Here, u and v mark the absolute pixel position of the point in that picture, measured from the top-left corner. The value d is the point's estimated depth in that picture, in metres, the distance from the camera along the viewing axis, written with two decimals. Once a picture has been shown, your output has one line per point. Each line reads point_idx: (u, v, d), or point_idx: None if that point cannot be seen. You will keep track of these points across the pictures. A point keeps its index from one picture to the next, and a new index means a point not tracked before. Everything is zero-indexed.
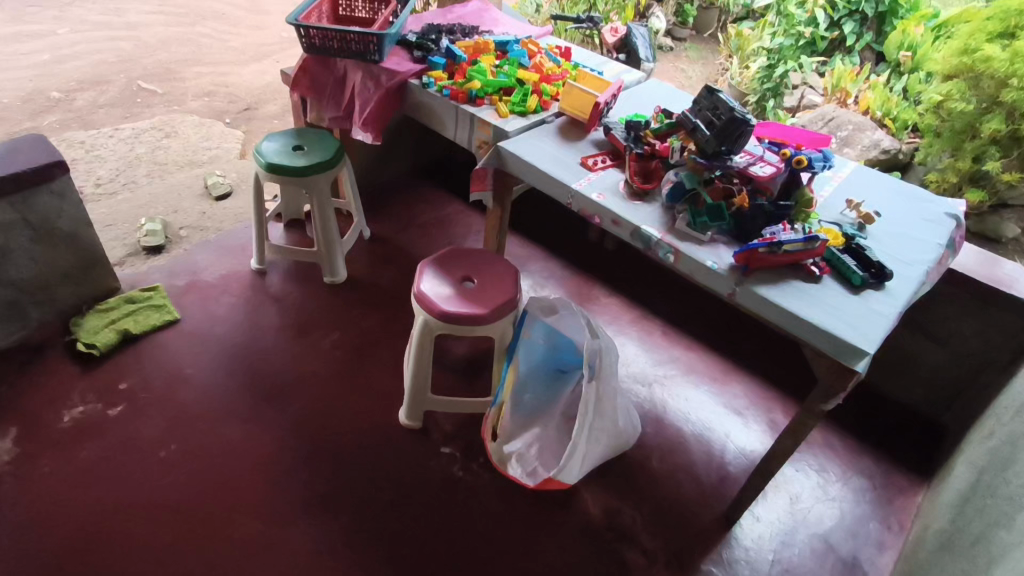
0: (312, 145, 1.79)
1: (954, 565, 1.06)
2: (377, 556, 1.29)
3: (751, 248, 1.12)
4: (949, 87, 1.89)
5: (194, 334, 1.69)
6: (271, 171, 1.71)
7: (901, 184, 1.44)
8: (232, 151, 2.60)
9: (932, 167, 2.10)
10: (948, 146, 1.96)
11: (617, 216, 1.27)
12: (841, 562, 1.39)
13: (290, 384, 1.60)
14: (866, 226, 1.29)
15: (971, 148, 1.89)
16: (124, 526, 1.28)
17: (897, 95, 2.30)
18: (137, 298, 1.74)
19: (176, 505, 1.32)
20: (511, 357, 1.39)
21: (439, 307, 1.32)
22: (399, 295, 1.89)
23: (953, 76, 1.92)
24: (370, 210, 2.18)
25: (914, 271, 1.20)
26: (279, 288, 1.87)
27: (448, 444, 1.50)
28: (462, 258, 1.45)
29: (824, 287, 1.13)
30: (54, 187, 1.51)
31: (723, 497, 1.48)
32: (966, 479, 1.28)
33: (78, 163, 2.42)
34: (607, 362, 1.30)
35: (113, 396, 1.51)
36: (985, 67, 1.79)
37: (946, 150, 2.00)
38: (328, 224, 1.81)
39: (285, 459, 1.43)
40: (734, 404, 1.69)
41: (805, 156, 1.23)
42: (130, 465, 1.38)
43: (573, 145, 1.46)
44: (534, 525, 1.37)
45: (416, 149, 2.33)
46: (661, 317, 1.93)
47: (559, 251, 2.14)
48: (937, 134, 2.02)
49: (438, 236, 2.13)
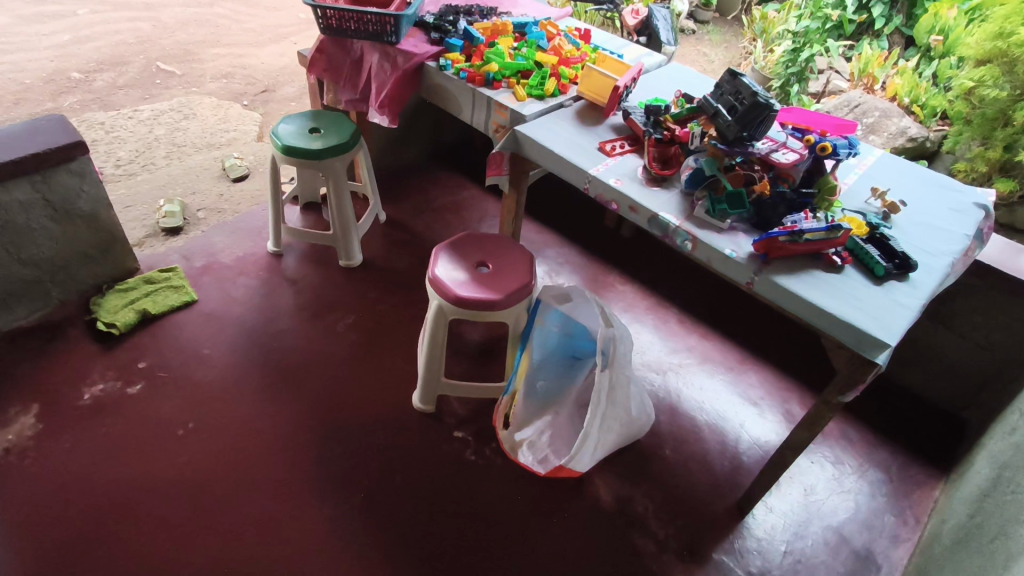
0: (329, 128, 1.79)
1: (971, 561, 1.05)
2: (389, 538, 1.30)
3: (771, 236, 1.09)
4: (982, 73, 1.84)
5: (211, 315, 1.71)
6: (287, 153, 1.71)
7: (928, 172, 1.40)
8: (250, 133, 2.60)
9: (960, 157, 2.05)
10: (978, 133, 1.90)
11: (635, 202, 1.25)
12: (854, 555, 1.37)
13: (305, 365, 1.61)
14: (891, 216, 1.26)
15: (1002, 137, 1.83)
16: (142, 503, 1.30)
17: (927, 81, 2.23)
18: (155, 279, 1.76)
19: (193, 483, 1.35)
20: (525, 345, 1.39)
21: (454, 292, 1.32)
22: (413, 279, 1.89)
23: (986, 61, 1.86)
24: (386, 194, 2.18)
25: (939, 262, 1.17)
26: (295, 270, 1.88)
27: (460, 428, 1.50)
28: (478, 242, 1.44)
29: (846, 277, 1.11)
30: (73, 168, 1.53)
31: (736, 487, 1.47)
32: (986, 474, 1.26)
33: (99, 144, 2.45)
34: (621, 349, 1.29)
35: (132, 375, 1.54)
36: (1020, 52, 1.74)
37: (976, 138, 1.93)
38: (344, 207, 1.81)
39: (300, 440, 1.45)
40: (749, 394, 1.68)
41: (830, 143, 1.20)
42: (148, 443, 1.41)
43: (591, 130, 1.44)
44: (544, 511, 1.37)
45: (433, 132, 2.32)
46: (677, 305, 1.91)
47: (575, 237, 2.12)
48: (968, 121, 1.95)
49: (453, 220, 2.12)
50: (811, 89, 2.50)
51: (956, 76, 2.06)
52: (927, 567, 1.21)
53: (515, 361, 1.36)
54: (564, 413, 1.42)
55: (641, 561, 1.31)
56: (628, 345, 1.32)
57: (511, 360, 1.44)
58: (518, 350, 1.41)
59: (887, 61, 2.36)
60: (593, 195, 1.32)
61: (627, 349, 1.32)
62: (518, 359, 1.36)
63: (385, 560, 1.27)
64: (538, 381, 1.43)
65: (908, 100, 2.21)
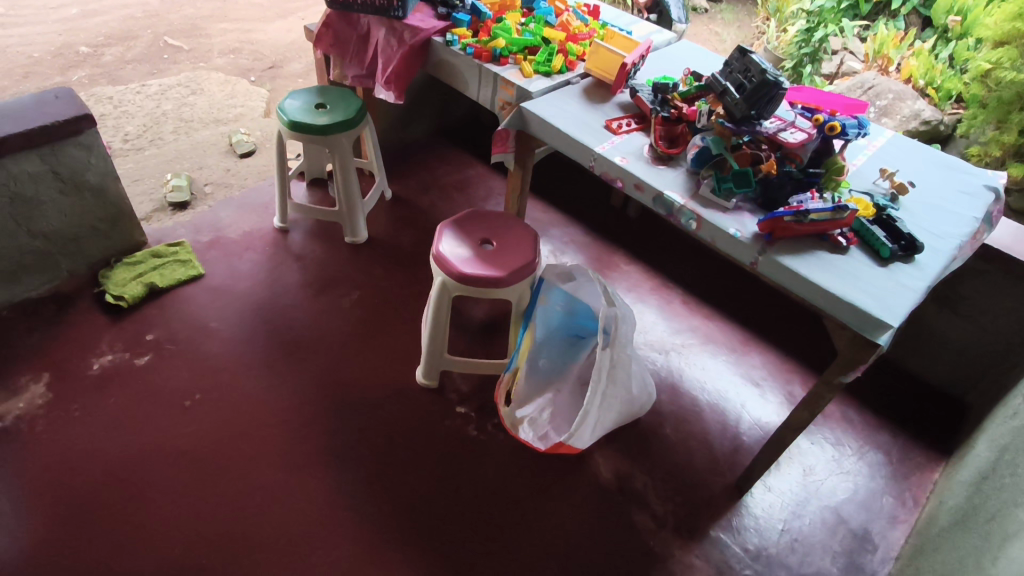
0: (335, 103, 1.78)
1: (966, 541, 1.05)
2: (391, 509, 1.32)
3: (776, 216, 1.09)
4: (1000, 54, 1.83)
5: (218, 289, 1.73)
6: (293, 129, 1.71)
7: (939, 154, 1.38)
8: (257, 109, 2.60)
9: (975, 141, 2.02)
10: (994, 117, 1.87)
11: (640, 180, 1.24)
12: (852, 534, 1.39)
13: (310, 340, 1.62)
14: (899, 197, 1.25)
15: (1017, 120, 1.80)
16: (150, 471, 1.33)
17: (943, 63, 2.19)
18: (163, 253, 1.77)
19: (200, 452, 1.37)
20: (528, 322, 1.40)
21: (457, 268, 1.32)
22: (418, 256, 1.89)
23: (1005, 42, 1.85)
24: (392, 171, 2.17)
25: (946, 244, 1.16)
26: (300, 246, 1.88)
27: (463, 404, 1.52)
28: (483, 220, 1.44)
29: (850, 258, 1.10)
30: (81, 140, 1.53)
31: (735, 466, 1.49)
32: (986, 457, 1.26)
33: (107, 119, 2.45)
34: (623, 328, 1.30)
35: (140, 347, 1.56)
36: None
37: (990, 122, 1.91)
38: (350, 184, 1.81)
39: (304, 413, 1.47)
40: (751, 374, 1.68)
41: (840, 122, 1.18)
42: (156, 413, 1.43)
43: (598, 107, 1.43)
44: (544, 486, 1.39)
45: (439, 109, 2.30)
46: (682, 286, 1.91)
47: (580, 217, 2.11)
48: (983, 104, 1.94)
49: (459, 198, 2.11)
50: (824, 69, 2.45)
51: (974, 58, 2.02)
52: (923, 547, 1.22)
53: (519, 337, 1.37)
54: (566, 391, 1.43)
55: (639, 537, 1.33)
56: (630, 324, 1.34)
57: (514, 337, 1.45)
58: (522, 327, 1.42)
59: (903, 42, 2.32)
60: (599, 173, 1.32)
61: (629, 328, 1.33)
62: (521, 335, 1.37)
63: (387, 531, 1.29)
64: (540, 359, 1.44)
65: (923, 82, 2.17)
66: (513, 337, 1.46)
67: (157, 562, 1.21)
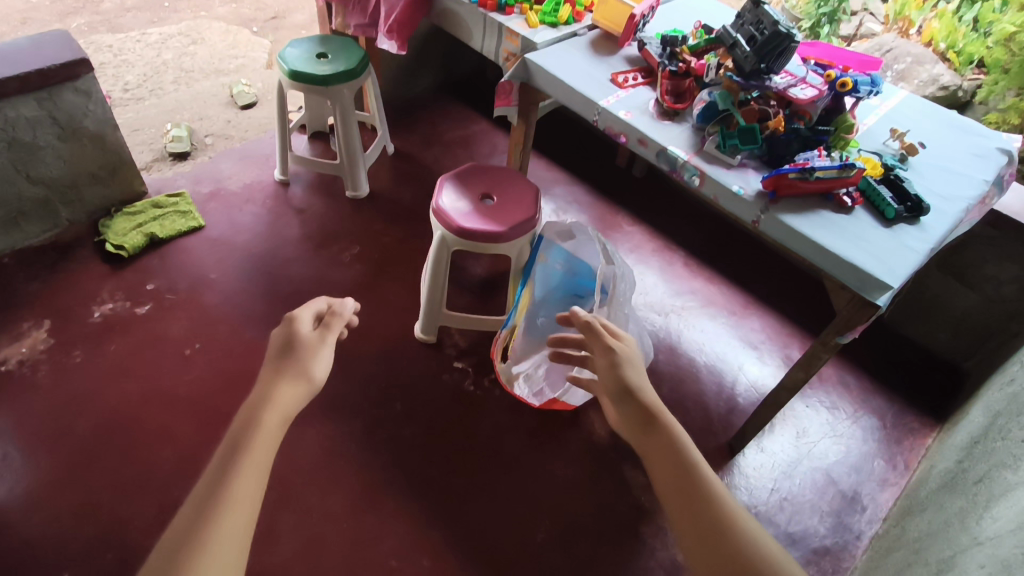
0: (336, 53, 1.74)
1: (953, 502, 1.06)
2: (387, 459, 1.34)
3: (781, 172, 1.07)
4: None
5: (218, 241, 1.72)
6: (294, 79, 1.67)
7: (953, 115, 1.35)
8: (259, 60, 2.55)
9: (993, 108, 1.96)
10: (1015, 83, 1.83)
11: (644, 135, 1.22)
12: (841, 495, 1.40)
13: (309, 293, 1.63)
14: (908, 158, 1.22)
15: None
16: (151, 417, 1.35)
17: (966, 27, 2.08)
18: (163, 203, 1.77)
19: (200, 400, 1.39)
20: (525, 279, 1.39)
21: (459, 223, 1.31)
22: (419, 212, 1.88)
23: None
24: (395, 125, 2.14)
25: (953, 207, 1.14)
26: (301, 199, 1.87)
27: (460, 359, 1.52)
28: (485, 174, 1.42)
29: (854, 218, 1.08)
30: (78, 86, 1.51)
31: (729, 427, 1.50)
32: (979, 422, 1.26)
33: (107, 67, 2.41)
34: (621, 284, 1.32)
35: (141, 296, 1.56)
36: None
37: (1011, 89, 1.87)
38: (350, 137, 1.78)
39: None
40: (750, 337, 1.68)
41: (852, 79, 1.15)
42: (157, 361, 1.44)
43: (604, 60, 1.39)
44: (539, 441, 1.41)
45: (444, 63, 2.25)
46: (684, 248, 1.89)
47: (584, 176, 2.08)
48: (1005, 70, 1.89)
49: (462, 155, 2.09)
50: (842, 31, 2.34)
51: (999, 19, 1.96)
52: (911, 508, 1.23)
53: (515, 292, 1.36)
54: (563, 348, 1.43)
55: (631, 492, 1.35)
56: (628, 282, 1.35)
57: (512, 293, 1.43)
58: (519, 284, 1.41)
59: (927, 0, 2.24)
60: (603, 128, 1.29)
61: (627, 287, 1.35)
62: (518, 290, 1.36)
63: (383, 480, 1.32)
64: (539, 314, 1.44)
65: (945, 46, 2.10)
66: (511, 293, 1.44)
67: (158, 503, 1.24)
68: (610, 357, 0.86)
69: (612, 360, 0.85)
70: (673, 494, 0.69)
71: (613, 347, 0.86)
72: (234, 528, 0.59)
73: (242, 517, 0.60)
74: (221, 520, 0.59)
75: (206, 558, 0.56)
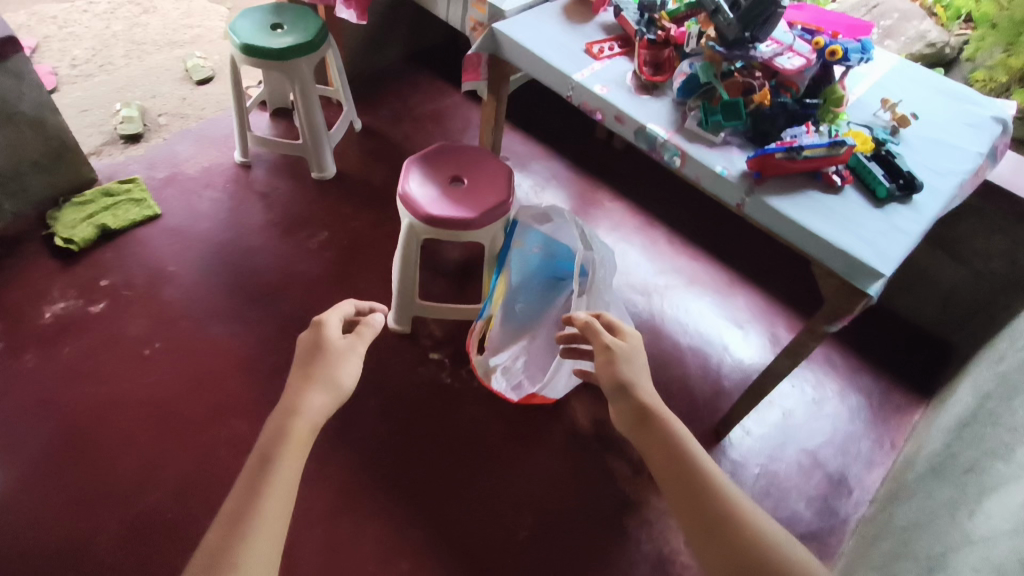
0: (293, 24, 1.62)
1: (943, 491, 1.04)
2: (362, 459, 1.30)
3: (767, 152, 1.00)
4: None
5: (176, 230, 1.63)
6: (247, 53, 1.55)
7: (946, 82, 1.28)
8: (216, 31, 2.40)
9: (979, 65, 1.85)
10: (1003, 39, 1.78)
11: (621, 112, 1.13)
12: (828, 478, 1.38)
13: (276, 284, 1.55)
14: (899, 130, 1.16)
15: None
16: (111, 423, 1.28)
17: None
18: (115, 191, 1.66)
19: (162, 404, 1.32)
20: (499, 266, 1.33)
21: (427, 210, 1.23)
22: (390, 193, 1.79)
23: None
24: (362, 100, 2.02)
25: (945, 183, 1.08)
26: (264, 183, 1.77)
27: (436, 350, 1.47)
28: (454, 155, 1.33)
29: (843, 199, 1.02)
30: (8, 67, 1.38)
31: (714, 411, 1.47)
32: (968, 403, 1.23)
33: (51, 41, 2.25)
34: (601, 267, 1.25)
35: (95, 293, 1.47)
36: None
37: (999, 45, 1.80)
38: (313, 114, 1.68)
39: (271, 361, 1.41)
40: (735, 316, 1.64)
41: (842, 47, 1.08)
42: (114, 363, 1.37)
43: (578, 28, 1.29)
44: (519, 434, 1.36)
45: (412, 30, 2.12)
46: (667, 224, 1.83)
47: (563, 150, 2.00)
48: (993, 27, 1.83)
49: (434, 130, 1.99)
50: None
51: None
52: (899, 493, 1.21)
53: (488, 279, 1.30)
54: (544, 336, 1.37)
55: (615, 483, 1.32)
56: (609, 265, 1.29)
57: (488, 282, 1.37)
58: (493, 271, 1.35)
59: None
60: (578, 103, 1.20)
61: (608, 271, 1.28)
62: (490, 277, 1.30)
63: (359, 481, 1.27)
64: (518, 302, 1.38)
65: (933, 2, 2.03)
66: (487, 282, 1.37)
67: (122, 515, 1.18)
68: (607, 355, 0.88)
69: (606, 359, 0.88)
70: (670, 485, 0.72)
71: (610, 346, 0.88)
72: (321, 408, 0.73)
73: (287, 483, 0.65)
74: (295, 439, 0.69)
75: (279, 469, 0.65)
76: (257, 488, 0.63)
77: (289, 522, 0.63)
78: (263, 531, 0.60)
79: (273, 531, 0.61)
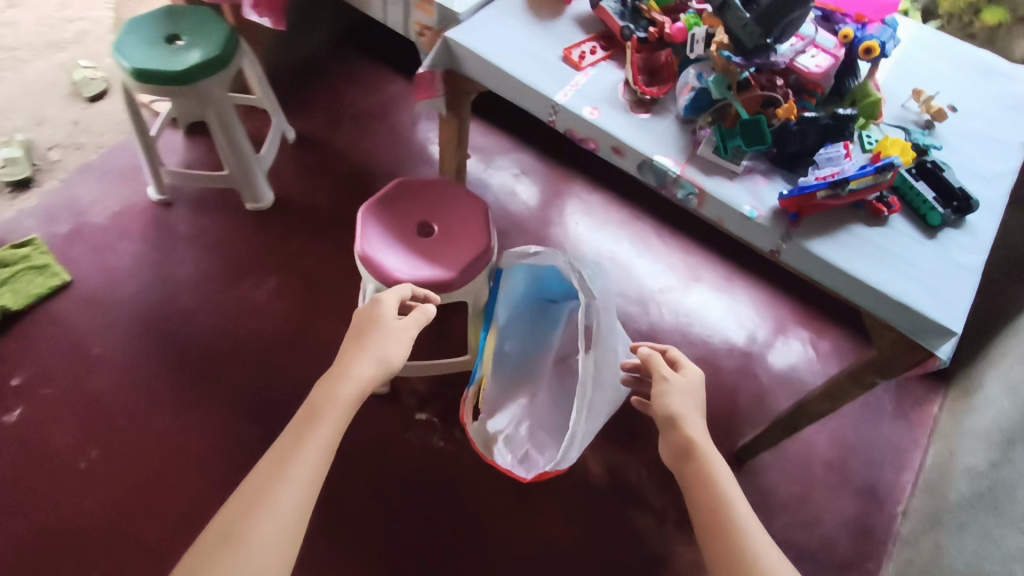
0: (194, 36, 1.31)
1: (1004, 537, 0.98)
2: (359, 554, 1.18)
3: (807, 191, 0.83)
4: None
5: (94, 300, 1.38)
6: (143, 80, 1.26)
7: (971, 51, 1.12)
8: (101, 20, 2.01)
9: None
10: None
11: (620, 141, 0.93)
12: (854, 491, 1.32)
13: (226, 354, 1.34)
14: (935, 125, 1.00)
15: None
16: (60, 561, 1.11)
17: None
18: (9, 259, 1.38)
19: (116, 526, 1.14)
20: (487, 321, 1.15)
21: (396, 274, 1.03)
22: (343, 218, 1.56)
23: None
24: (292, 102, 1.74)
25: (996, 190, 0.94)
26: (190, 224, 1.51)
27: (423, 410, 1.31)
28: (416, 196, 1.13)
29: (893, 234, 0.87)
30: None
31: (730, 433, 1.38)
32: (1005, 411, 1.16)
33: None
34: (606, 310, 1.11)
35: (9, 398, 1.24)
36: None
37: None
38: (236, 141, 1.42)
39: (236, 453, 1.23)
40: (742, 317, 1.53)
41: (879, 41, 0.89)
42: (50, 485, 1.17)
43: (548, 25, 1.06)
44: (529, 497, 1.25)
45: (338, 8, 1.81)
46: (654, 216, 1.67)
47: (530, 138, 1.78)
48: None
49: (380, 131, 1.73)
50: None
51: None
52: (948, 519, 1.15)
53: (480, 342, 1.12)
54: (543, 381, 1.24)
55: (637, 537, 1.23)
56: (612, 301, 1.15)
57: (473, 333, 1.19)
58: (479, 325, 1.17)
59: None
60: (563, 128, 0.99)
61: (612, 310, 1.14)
62: (482, 339, 1.12)
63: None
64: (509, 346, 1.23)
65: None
66: (473, 334, 1.19)
67: None
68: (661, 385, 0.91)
69: (659, 391, 0.90)
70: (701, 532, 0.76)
71: (665, 377, 0.91)
72: (348, 398, 0.76)
73: (309, 469, 0.69)
74: (320, 431, 0.72)
75: (307, 446, 0.71)
76: (295, 447, 0.70)
77: (314, 501, 0.69)
78: (286, 497, 0.66)
79: (287, 520, 0.65)
